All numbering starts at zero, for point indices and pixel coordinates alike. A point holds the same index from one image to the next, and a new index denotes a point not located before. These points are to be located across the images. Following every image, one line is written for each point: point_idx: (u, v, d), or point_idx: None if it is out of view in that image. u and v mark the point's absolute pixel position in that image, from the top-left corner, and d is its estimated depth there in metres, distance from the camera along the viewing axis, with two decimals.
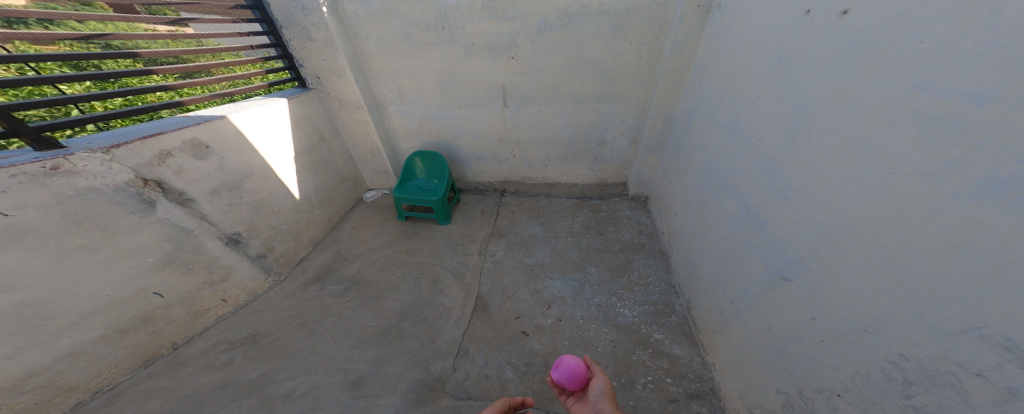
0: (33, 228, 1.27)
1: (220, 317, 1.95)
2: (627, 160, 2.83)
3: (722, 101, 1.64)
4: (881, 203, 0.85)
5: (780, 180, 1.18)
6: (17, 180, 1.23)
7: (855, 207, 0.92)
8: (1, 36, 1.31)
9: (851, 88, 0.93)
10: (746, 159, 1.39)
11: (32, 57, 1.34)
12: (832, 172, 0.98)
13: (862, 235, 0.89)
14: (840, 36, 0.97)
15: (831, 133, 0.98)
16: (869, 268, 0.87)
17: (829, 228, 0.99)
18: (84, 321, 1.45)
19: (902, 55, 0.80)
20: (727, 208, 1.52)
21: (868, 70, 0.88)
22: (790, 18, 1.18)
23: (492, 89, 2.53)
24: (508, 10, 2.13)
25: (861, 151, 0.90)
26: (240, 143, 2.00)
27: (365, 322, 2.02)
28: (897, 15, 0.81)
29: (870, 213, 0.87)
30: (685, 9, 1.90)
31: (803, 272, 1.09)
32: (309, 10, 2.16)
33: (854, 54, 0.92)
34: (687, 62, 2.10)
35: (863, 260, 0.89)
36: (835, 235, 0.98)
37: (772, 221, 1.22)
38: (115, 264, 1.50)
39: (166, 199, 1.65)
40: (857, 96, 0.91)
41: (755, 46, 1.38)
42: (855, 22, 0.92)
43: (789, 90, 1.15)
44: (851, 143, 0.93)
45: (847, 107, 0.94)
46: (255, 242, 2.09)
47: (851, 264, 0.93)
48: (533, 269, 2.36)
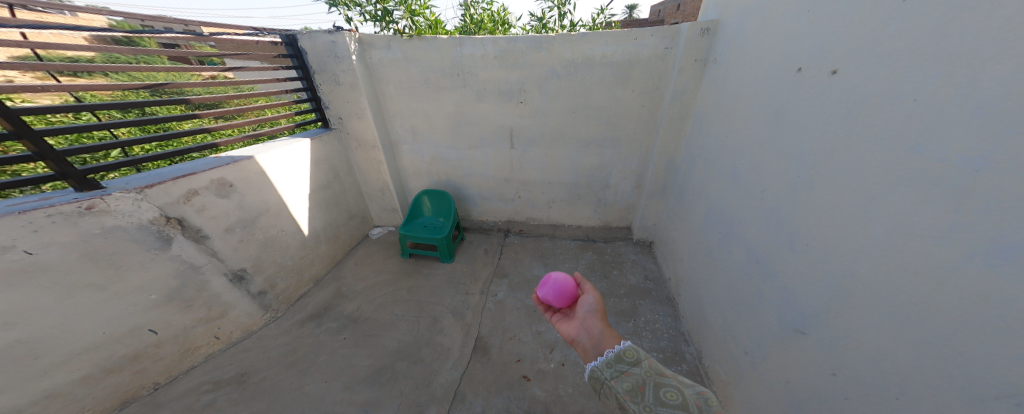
0: (51, 266, 1.30)
1: (209, 356, 1.86)
2: (631, 205, 2.88)
3: (722, 151, 1.71)
4: (892, 259, 0.85)
5: (787, 231, 1.20)
6: (51, 219, 1.28)
7: (865, 262, 0.92)
8: (68, 88, 1.43)
9: (847, 145, 0.98)
10: (751, 208, 1.42)
11: (90, 106, 1.45)
12: (838, 224, 1.00)
13: (876, 291, 0.89)
14: (832, 93, 1.03)
15: (833, 187, 1.02)
16: (888, 325, 0.86)
17: (840, 281, 0.99)
18: (73, 360, 1.40)
19: (892, 115, 0.85)
20: (735, 257, 1.52)
21: (862, 128, 0.93)
22: (783, 74, 1.26)
23: (500, 132, 2.66)
24: (519, 60, 2.32)
25: (866, 207, 0.92)
26: (261, 182, 2.03)
27: (359, 361, 1.92)
28: (884, 78, 0.88)
29: (883, 269, 0.87)
30: (684, 63, 2.05)
31: (817, 325, 1.07)
32: (340, 58, 2.36)
33: (846, 112, 0.98)
34: (687, 110, 2.23)
35: (880, 317, 0.88)
36: (848, 288, 0.97)
37: (783, 272, 1.22)
38: (117, 300, 1.48)
39: (183, 236, 1.65)
40: (854, 154, 0.95)
41: (751, 98, 1.47)
42: (846, 81, 0.99)
43: (788, 143, 1.21)
44: (854, 199, 0.95)
45: (845, 162, 0.98)
46: (259, 279, 2.04)
47: (866, 321, 0.91)
48: (535, 310, 2.30)
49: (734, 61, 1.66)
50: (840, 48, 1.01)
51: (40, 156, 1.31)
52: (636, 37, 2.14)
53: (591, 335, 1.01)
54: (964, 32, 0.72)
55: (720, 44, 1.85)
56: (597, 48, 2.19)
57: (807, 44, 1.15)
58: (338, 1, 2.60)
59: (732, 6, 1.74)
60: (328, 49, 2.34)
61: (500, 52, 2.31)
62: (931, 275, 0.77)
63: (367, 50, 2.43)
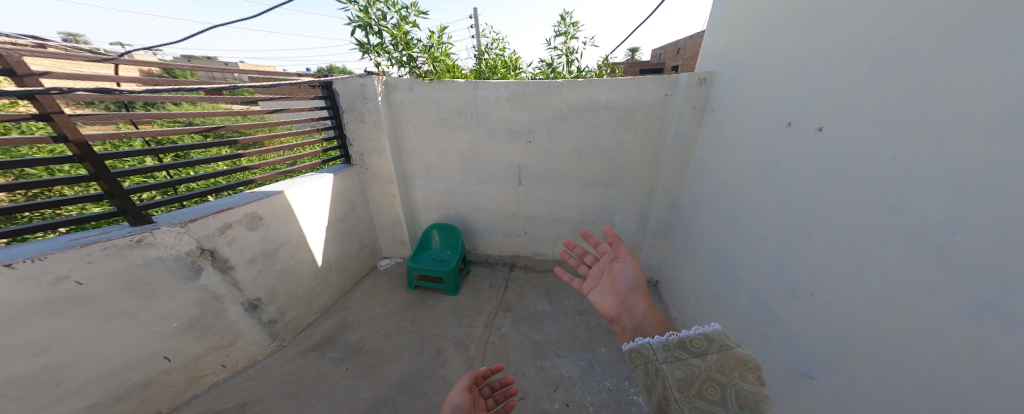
0: (94, 295, 1.37)
1: (212, 385, 1.84)
2: (636, 243, 2.94)
3: (723, 195, 1.81)
4: (889, 310, 0.89)
5: (789, 278, 1.24)
6: (105, 251, 1.37)
7: (865, 312, 0.96)
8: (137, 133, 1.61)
9: (837, 198, 1.05)
10: (752, 253, 1.47)
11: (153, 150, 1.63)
12: (837, 273, 1.04)
13: (876, 340, 0.92)
14: (819, 147, 1.13)
15: (828, 237, 1.08)
16: (892, 374, 0.88)
17: (844, 330, 1.02)
18: (88, 386, 1.41)
19: (874, 173, 0.93)
20: (740, 300, 1.55)
21: (849, 185, 1.01)
22: (776, 125, 1.37)
23: (509, 169, 2.81)
24: (529, 103, 2.51)
25: (859, 260, 0.98)
26: (287, 215, 2.14)
27: (360, 394, 1.89)
28: (863, 137, 0.97)
29: (881, 320, 0.91)
30: (683, 109, 2.21)
31: (825, 372, 1.08)
32: (367, 99, 2.58)
33: (833, 167, 1.07)
34: (688, 154, 2.35)
35: (885, 366, 0.90)
36: (851, 337, 1.00)
37: (788, 317, 1.24)
38: (142, 328, 1.52)
39: (211, 267, 1.71)
40: (844, 208, 1.02)
41: (747, 148, 1.58)
42: (831, 137, 1.08)
43: (783, 193, 1.29)
44: (848, 250, 1.01)
45: (838, 214, 1.05)
46: (271, 308, 2.07)
47: (872, 369, 0.93)
48: (540, 345, 2.27)
49: (730, 109, 1.79)
50: (824, 108, 1.12)
51: (109, 194, 1.44)
52: (638, 84, 2.31)
53: (634, 316, 1.11)
54: (929, 101, 0.81)
55: (717, 93, 2.00)
56: (601, 93, 2.38)
57: (794, 100, 1.26)
58: (368, 48, 2.88)
59: (727, 58, 1.90)
60: (357, 90, 2.58)
61: (512, 95, 2.50)
62: (931, 329, 0.81)
63: (391, 91, 2.66)
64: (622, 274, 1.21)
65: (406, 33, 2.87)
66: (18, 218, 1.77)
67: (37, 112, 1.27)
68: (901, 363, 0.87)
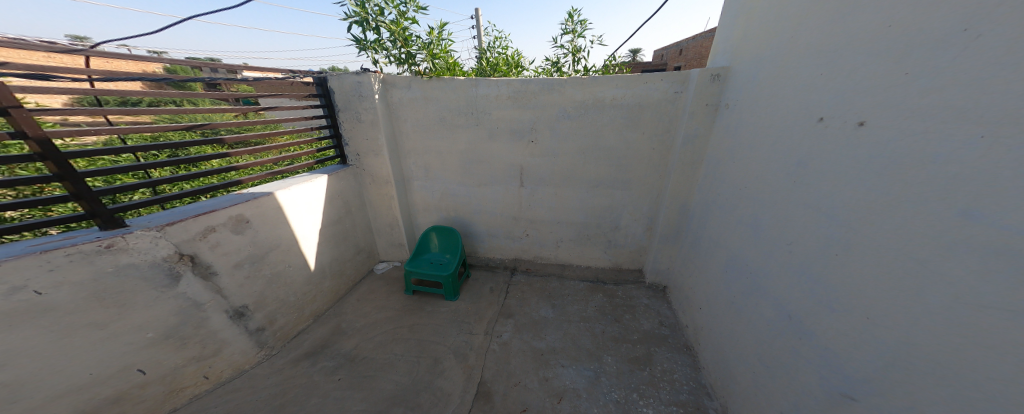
0: (59, 305, 1.26)
1: (194, 398, 1.72)
2: (643, 247, 2.81)
3: (740, 196, 1.68)
4: (957, 330, 0.78)
5: (824, 289, 1.11)
6: (70, 258, 1.27)
7: (923, 333, 0.84)
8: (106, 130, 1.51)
9: (885, 203, 0.93)
10: (778, 260, 1.35)
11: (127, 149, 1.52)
12: (887, 288, 0.92)
13: (939, 364, 0.81)
14: (862, 145, 1.00)
15: (875, 244, 0.95)
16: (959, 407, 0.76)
17: (898, 351, 0.89)
18: (53, 403, 1.31)
19: (937, 174, 0.81)
20: (763, 311, 1.42)
21: (900, 186, 0.89)
22: (805, 124, 1.25)
23: (510, 170, 2.69)
24: (531, 101, 2.40)
25: (916, 273, 0.86)
26: (277, 217, 2.03)
27: (350, 407, 1.77)
28: (918, 133, 0.86)
29: (945, 342, 0.80)
30: (695, 107, 2.10)
31: (870, 396, 0.95)
32: (364, 97, 2.48)
33: (879, 166, 0.95)
34: (700, 155, 2.22)
35: (952, 394, 0.78)
36: (908, 360, 0.87)
37: (822, 332, 1.12)
38: (114, 340, 1.41)
39: (192, 273, 1.61)
40: (895, 212, 0.90)
41: (770, 146, 1.46)
42: (875, 134, 0.96)
43: (815, 194, 1.17)
44: (902, 262, 0.89)
45: (888, 220, 0.92)
46: (259, 315, 1.96)
47: (938, 399, 0.80)
48: (542, 353, 2.15)
49: (748, 107, 1.68)
50: (864, 100, 1.00)
51: (76, 196, 1.34)
52: (646, 81, 2.20)
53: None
54: (1007, 90, 0.70)
55: (733, 90, 1.88)
56: (607, 90, 2.26)
57: (827, 94, 1.15)
58: (366, 45, 2.79)
59: (744, 53, 1.79)
60: (354, 88, 2.48)
61: (513, 92, 2.39)
62: (1015, 356, 0.68)
63: (389, 89, 2.56)
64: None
65: (405, 30, 2.77)
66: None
67: None
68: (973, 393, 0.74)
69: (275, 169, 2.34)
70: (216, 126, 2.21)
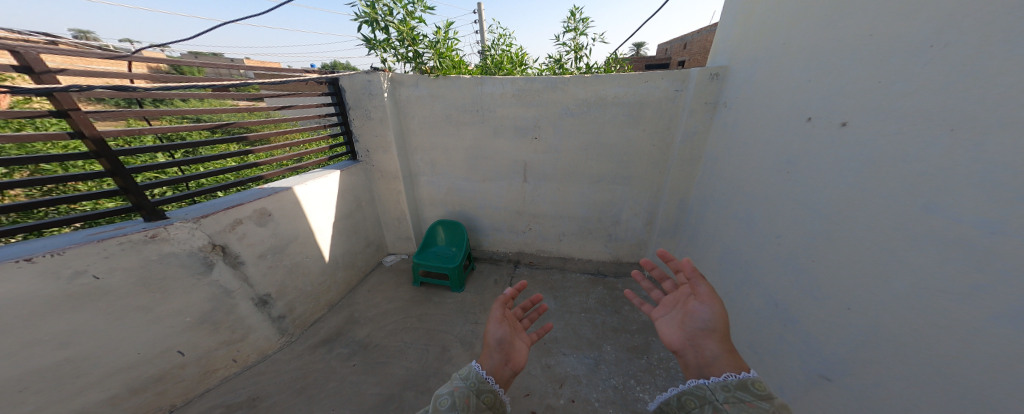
0: (111, 290, 1.39)
1: (224, 379, 1.86)
2: (642, 241, 2.91)
3: (735, 193, 1.77)
4: (918, 313, 0.88)
5: (806, 279, 1.21)
6: (121, 246, 1.39)
7: (889, 316, 0.94)
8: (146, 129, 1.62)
9: (861, 199, 1.02)
10: (767, 253, 1.44)
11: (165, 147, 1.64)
12: (861, 276, 1.02)
13: (901, 343, 0.91)
14: (843, 145, 1.09)
15: (852, 237, 1.05)
16: (920, 379, 0.87)
17: (867, 334, 0.99)
18: (106, 380, 1.44)
19: (905, 173, 0.90)
20: (753, 301, 1.52)
21: (876, 184, 0.98)
22: (795, 124, 1.33)
23: (514, 166, 2.79)
24: (535, 99, 2.49)
25: (884, 262, 0.95)
26: (296, 211, 2.15)
27: (368, 390, 1.90)
28: (892, 133, 0.94)
29: (908, 323, 0.90)
30: (693, 106, 2.18)
31: (845, 374, 1.06)
32: (374, 95, 2.58)
33: (858, 164, 1.04)
34: (698, 152, 2.31)
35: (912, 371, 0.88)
36: (876, 341, 0.97)
37: (804, 319, 1.22)
38: (157, 323, 1.54)
39: (223, 262, 1.73)
40: (870, 207, 0.99)
41: (763, 144, 1.54)
42: (856, 134, 1.05)
43: (803, 191, 1.26)
44: (875, 253, 0.98)
45: (862, 214, 1.02)
46: (281, 303, 2.09)
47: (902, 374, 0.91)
48: (545, 342, 2.27)
49: (744, 106, 1.76)
50: (848, 103, 1.08)
51: (124, 190, 1.45)
52: (646, 80, 2.27)
53: (700, 355, 0.90)
54: (966, 97, 0.79)
55: (731, 89, 1.95)
56: (608, 89, 2.34)
57: (815, 96, 1.23)
58: (374, 44, 2.88)
59: (742, 53, 1.86)
60: (364, 87, 2.58)
61: (518, 91, 2.48)
62: (965, 334, 0.79)
63: (398, 87, 2.65)
64: (695, 314, 0.97)
65: (412, 29, 2.85)
66: (34, 214, 1.80)
67: (54, 109, 1.27)
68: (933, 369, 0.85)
69: (291, 165, 2.46)
70: (235, 124, 2.33)
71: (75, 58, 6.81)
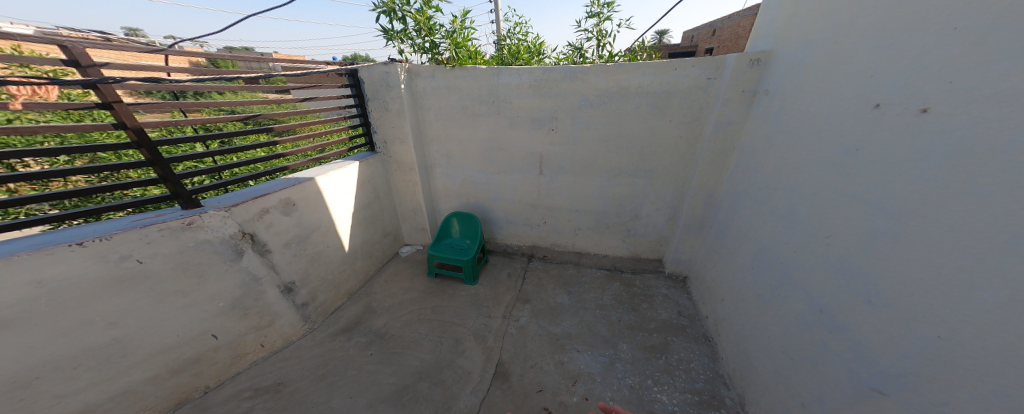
0: (151, 274, 1.46)
1: (253, 363, 1.95)
2: (663, 237, 2.81)
3: (775, 188, 1.67)
4: (1006, 324, 0.79)
5: (862, 284, 1.14)
6: (161, 233, 1.46)
7: (970, 329, 0.86)
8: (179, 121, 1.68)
9: (944, 198, 0.94)
10: (811, 254, 1.37)
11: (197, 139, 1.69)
12: (941, 285, 0.92)
13: (983, 365, 0.83)
14: (920, 134, 0.99)
15: (929, 238, 0.96)
16: (1004, 403, 0.78)
17: (938, 348, 0.92)
18: (148, 360, 1.53)
19: (1006, 169, 0.81)
20: (792, 305, 1.46)
21: (963, 180, 0.89)
22: (856, 111, 1.22)
23: (530, 158, 2.73)
24: (553, 89, 2.41)
25: (971, 272, 0.87)
26: (317, 201, 2.20)
27: (384, 379, 1.95)
28: (995, 121, 0.84)
29: (993, 343, 0.81)
30: (729, 94, 2.04)
31: (905, 389, 0.99)
32: (391, 87, 2.58)
33: (940, 158, 0.94)
34: (730, 143, 2.17)
35: (994, 392, 0.80)
36: (948, 355, 0.90)
37: (857, 328, 1.14)
38: (193, 307, 1.62)
39: (252, 250, 1.80)
40: (953, 208, 0.91)
41: (815, 136, 1.42)
42: (939, 121, 0.95)
43: (864, 187, 1.16)
44: (961, 257, 0.89)
45: (944, 213, 0.93)
46: (304, 291, 2.16)
47: (982, 396, 0.82)
48: (558, 338, 2.24)
49: (791, 94, 1.64)
50: (929, 85, 0.98)
51: (163, 178, 1.52)
52: (676, 67, 2.15)
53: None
54: None
55: (775, 75, 1.82)
56: (632, 78, 2.23)
57: (885, 81, 1.12)
58: (392, 35, 2.87)
59: (790, 36, 1.71)
60: (382, 78, 2.58)
61: (536, 81, 2.40)
62: None
63: (415, 78, 2.64)
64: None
65: (430, 18, 2.81)
66: (94, 199, 1.97)
67: (100, 100, 1.34)
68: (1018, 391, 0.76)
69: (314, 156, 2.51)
70: (263, 116, 2.39)
71: (128, 55, 7.66)
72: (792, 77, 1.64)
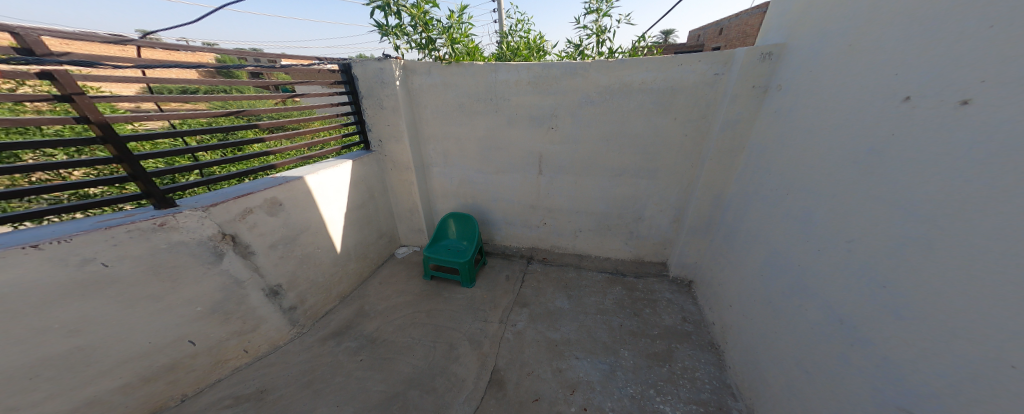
0: (120, 278, 1.40)
1: (236, 369, 1.88)
2: (668, 239, 2.69)
3: (789, 188, 1.56)
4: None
5: (888, 294, 1.02)
6: (130, 234, 1.40)
7: (1020, 349, 0.74)
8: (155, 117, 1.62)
9: (985, 198, 0.83)
10: (830, 259, 1.26)
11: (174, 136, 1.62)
12: (979, 298, 0.82)
13: None
14: (960, 128, 0.88)
15: (969, 244, 0.85)
16: None
17: (979, 367, 0.81)
18: (118, 368, 1.47)
19: None
20: (808, 314, 1.35)
21: (1011, 178, 0.78)
22: (880, 104, 1.11)
23: (529, 157, 2.64)
24: (552, 86, 2.31)
25: (1018, 284, 0.75)
26: (306, 201, 2.13)
27: (371, 387, 1.86)
28: None
29: None
30: (738, 90, 1.92)
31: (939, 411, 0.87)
32: (385, 83, 2.50)
33: (982, 154, 0.83)
34: (740, 142, 2.06)
35: None
36: (992, 376, 0.79)
37: (881, 343, 1.03)
38: (167, 312, 1.56)
39: (233, 252, 1.73)
40: (998, 209, 0.80)
41: (836, 132, 1.30)
42: (980, 112, 0.84)
43: (891, 188, 1.04)
44: (1006, 267, 0.78)
45: (986, 216, 0.82)
46: (292, 294, 2.09)
47: None
48: (556, 344, 2.14)
49: (806, 88, 1.53)
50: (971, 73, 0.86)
51: (133, 177, 1.45)
52: (681, 63, 2.04)
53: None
54: None
55: (788, 69, 1.70)
56: (635, 73, 2.13)
57: (916, 69, 1.00)
58: (388, 31, 2.79)
59: (806, 27, 1.59)
60: (376, 75, 2.50)
61: (534, 77, 2.31)
62: None
63: (409, 75, 2.56)
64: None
65: (426, 13, 2.72)
66: (84, 196, 1.95)
67: (59, 93, 1.26)
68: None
69: (305, 155, 2.44)
70: (252, 113, 2.31)
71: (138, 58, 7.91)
72: (810, 69, 1.52)
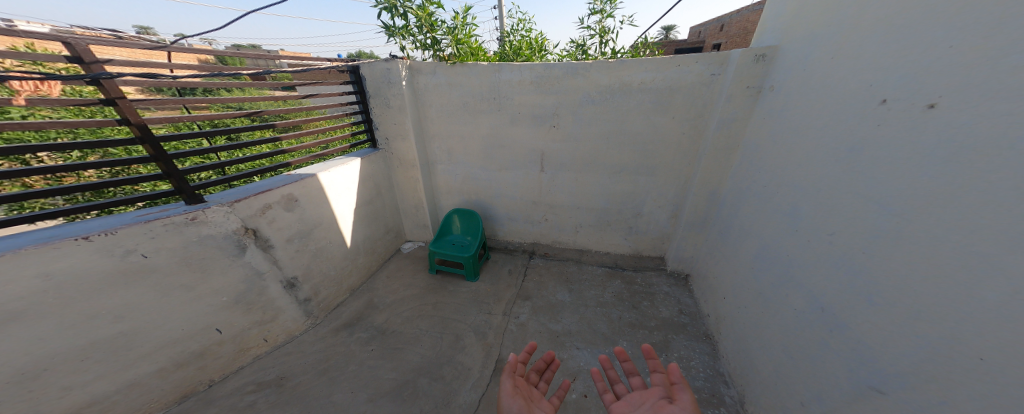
0: (157, 268, 1.49)
1: (256, 357, 1.99)
2: (665, 234, 2.79)
3: (779, 185, 1.65)
4: (1003, 320, 0.79)
5: (864, 282, 1.12)
6: (165, 227, 1.49)
7: (975, 328, 0.84)
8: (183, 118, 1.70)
9: (949, 193, 0.92)
10: (814, 251, 1.36)
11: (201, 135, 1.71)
12: (943, 284, 0.91)
13: (986, 364, 0.81)
14: (927, 129, 0.98)
15: (933, 235, 0.95)
16: (1000, 402, 0.77)
17: (940, 345, 0.91)
18: (153, 354, 1.57)
19: (1013, 165, 0.79)
20: (794, 303, 1.44)
21: (970, 177, 0.88)
22: (861, 107, 1.20)
23: (531, 155, 2.73)
24: (555, 86, 2.39)
25: (976, 269, 0.85)
26: (319, 197, 2.23)
27: (384, 374, 1.97)
28: (1002, 116, 0.82)
29: (994, 341, 0.80)
30: (733, 90, 2.01)
31: (905, 388, 0.97)
32: (392, 83, 2.58)
33: (947, 155, 0.92)
34: (734, 140, 2.15)
35: (996, 394, 0.78)
36: (949, 353, 0.89)
37: (858, 327, 1.13)
38: (197, 302, 1.66)
39: (255, 245, 1.83)
40: (957, 205, 0.90)
41: (822, 132, 1.39)
42: (947, 116, 0.93)
43: (869, 185, 1.14)
44: (964, 256, 0.87)
45: (948, 211, 0.92)
46: (307, 286, 2.19)
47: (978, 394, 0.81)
48: (558, 335, 2.25)
49: (796, 90, 1.61)
50: (939, 81, 0.96)
51: (167, 174, 1.54)
52: (679, 64, 2.13)
53: None
54: None
55: (779, 71, 1.79)
56: (634, 74, 2.21)
57: (893, 74, 1.09)
58: (394, 31, 2.87)
59: (797, 31, 1.67)
60: (383, 75, 2.58)
61: (537, 78, 2.39)
62: None
63: (416, 75, 2.64)
64: None
65: (431, 14, 2.80)
66: (104, 193, 2.03)
67: (103, 97, 1.36)
68: (1017, 390, 0.75)
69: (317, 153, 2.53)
70: (266, 114, 2.40)
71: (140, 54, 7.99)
72: (801, 71, 1.60)
